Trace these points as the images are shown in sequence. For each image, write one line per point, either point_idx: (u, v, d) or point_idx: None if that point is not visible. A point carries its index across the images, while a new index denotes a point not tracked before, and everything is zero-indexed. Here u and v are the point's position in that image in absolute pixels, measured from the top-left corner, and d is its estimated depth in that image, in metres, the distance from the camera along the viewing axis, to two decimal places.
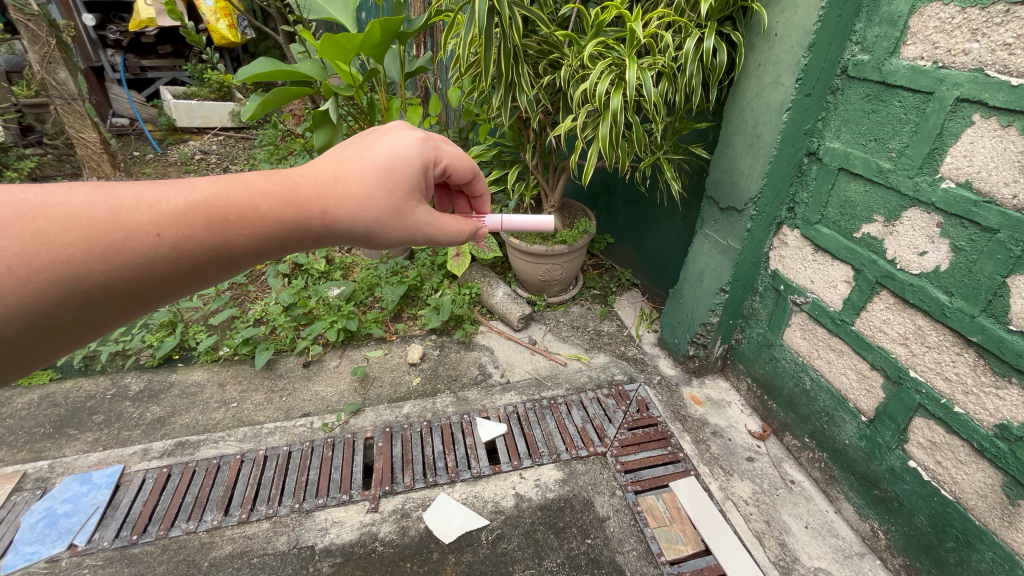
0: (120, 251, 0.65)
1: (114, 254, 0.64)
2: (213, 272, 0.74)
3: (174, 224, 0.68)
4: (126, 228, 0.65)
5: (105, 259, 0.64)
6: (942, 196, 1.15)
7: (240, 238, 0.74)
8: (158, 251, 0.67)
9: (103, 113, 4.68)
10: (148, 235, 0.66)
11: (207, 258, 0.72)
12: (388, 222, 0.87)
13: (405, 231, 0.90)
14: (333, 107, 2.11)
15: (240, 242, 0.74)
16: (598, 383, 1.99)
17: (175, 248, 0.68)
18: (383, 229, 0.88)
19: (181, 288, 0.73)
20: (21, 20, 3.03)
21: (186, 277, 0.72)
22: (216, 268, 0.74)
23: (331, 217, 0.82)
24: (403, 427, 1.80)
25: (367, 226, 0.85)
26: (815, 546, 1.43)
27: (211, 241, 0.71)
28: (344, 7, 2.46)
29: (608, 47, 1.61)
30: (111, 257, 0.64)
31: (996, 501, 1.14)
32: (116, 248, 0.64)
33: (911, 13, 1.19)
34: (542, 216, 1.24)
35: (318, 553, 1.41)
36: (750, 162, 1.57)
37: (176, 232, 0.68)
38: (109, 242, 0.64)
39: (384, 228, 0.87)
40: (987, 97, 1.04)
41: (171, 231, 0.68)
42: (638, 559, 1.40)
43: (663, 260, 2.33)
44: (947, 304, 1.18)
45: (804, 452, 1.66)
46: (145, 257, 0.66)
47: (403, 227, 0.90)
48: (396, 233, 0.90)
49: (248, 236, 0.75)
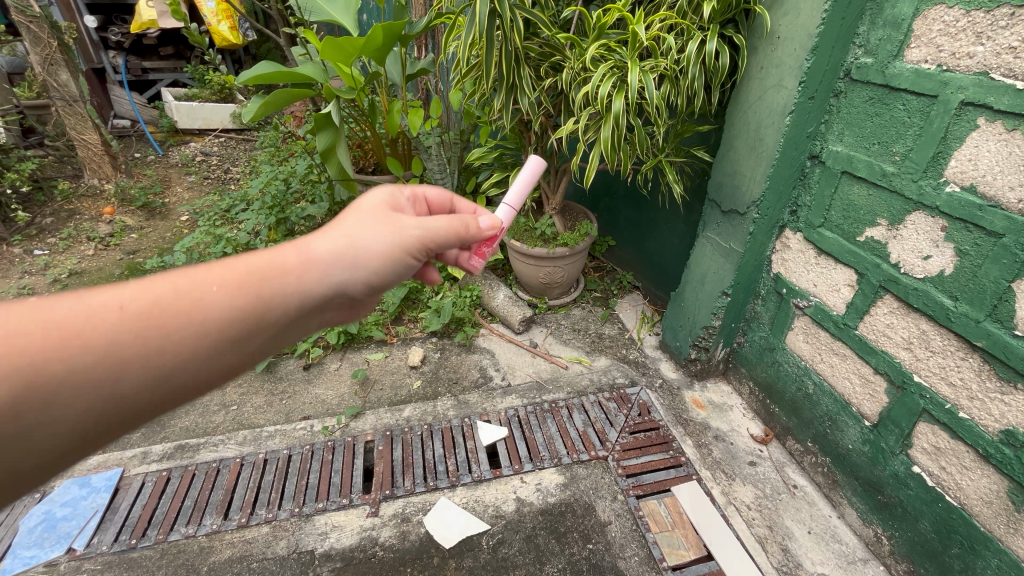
0: (83, 332, 0.60)
1: (76, 337, 0.59)
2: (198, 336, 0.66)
3: (137, 295, 0.65)
4: (87, 310, 0.62)
5: (66, 343, 0.58)
6: (947, 200, 1.15)
7: (213, 285, 0.69)
8: (126, 320, 0.63)
9: (104, 116, 4.69)
10: (111, 308, 0.63)
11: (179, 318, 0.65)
12: (368, 231, 0.83)
13: (391, 233, 0.84)
14: (335, 109, 2.11)
15: (215, 293, 0.69)
16: (600, 387, 1.98)
17: (143, 316, 0.64)
18: (366, 239, 0.82)
19: (169, 366, 0.65)
20: (24, 22, 3.07)
21: (168, 347, 0.64)
22: (199, 328, 0.67)
23: (306, 248, 0.77)
24: (403, 431, 1.79)
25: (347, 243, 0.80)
26: (818, 552, 1.42)
27: (182, 298, 0.67)
28: (345, 9, 2.47)
29: (610, 50, 1.60)
30: (73, 340, 0.59)
31: (1002, 507, 1.13)
32: (79, 331, 0.60)
33: (914, 16, 1.19)
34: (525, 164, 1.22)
35: (318, 558, 1.40)
36: (753, 165, 1.56)
37: (140, 298, 0.65)
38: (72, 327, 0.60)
39: (366, 236, 0.82)
40: (993, 100, 1.04)
41: (135, 302, 0.64)
42: (640, 564, 1.39)
43: (665, 263, 2.32)
44: (952, 308, 1.17)
45: (807, 457, 1.65)
46: (108, 332, 0.61)
47: (385, 229, 0.84)
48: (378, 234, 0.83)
49: (220, 280, 0.70)
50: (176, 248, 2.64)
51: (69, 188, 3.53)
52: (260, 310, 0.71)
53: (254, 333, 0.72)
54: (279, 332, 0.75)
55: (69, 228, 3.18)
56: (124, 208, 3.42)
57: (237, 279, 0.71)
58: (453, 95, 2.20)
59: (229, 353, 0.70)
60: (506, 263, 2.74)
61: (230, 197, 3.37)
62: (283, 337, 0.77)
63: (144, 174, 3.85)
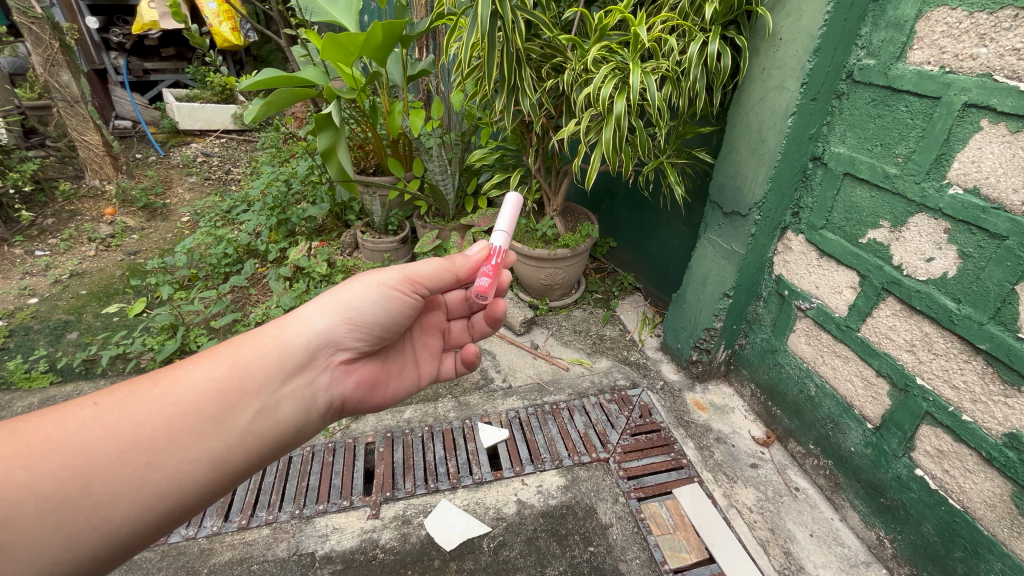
0: (59, 437, 0.70)
1: (53, 442, 0.70)
2: (176, 410, 0.78)
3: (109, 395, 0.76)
4: (64, 418, 0.72)
5: (42, 449, 0.68)
6: (950, 202, 1.14)
7: (190, 366, 0.84)
8: (101, 414, 0.74)
9: (105, 117, 4.69)
10: (86, 405, 0.74)
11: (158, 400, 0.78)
12: (338, 291, 0.98)
13: (360, 281, 1.00)
14: (336, 110, 2.11)
15: (177, 382, 0.80)
16: (601, 389, 1.97)
17: (113, 411, 0.75)
18: (335, 296, 0.98)
19: (153, 446, 0.74)
20: (25, 23, 3.08)
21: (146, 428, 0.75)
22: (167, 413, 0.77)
23: (281, 324, 0.93)
24: (404, 433, 1.78)
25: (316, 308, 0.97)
26: (821, 555, 1.42)
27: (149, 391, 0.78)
28: (348, 12, 2.47)
29: (612, 51, 1.60)
30: (49, 445, 0.69)
31: (1005, 511, 1.12)
32: (56, 436, 0.70)
33: (917, 18, 1.18)
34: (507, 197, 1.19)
35: (318, 560, 1.40)
36: (755, 167, 1.55)
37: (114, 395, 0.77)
38: (51, 433, 0.70)
39: (336, 292, 0.98)
40: (996, 102, 1.03)
41: (107, 399, 0.76)
42: (641, 567, 1.39)
43: (666, 264, 2.32)
44: (955, 311, 1.17)
45: (809, 459, 1.64)
46: (83, 428, 0.72)
47: (356, 280, 1.00)
48: (356, 283, 1.00)
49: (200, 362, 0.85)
50: (176, 249, 2.64)
51: (70, 189, 3.54)
52: (239, 375, 0.86)
53: (234, 400, 0.83)
54: (261, 400, 0.86)
55: (70, 228, 3.18)
56: (125, 209, 3.42)
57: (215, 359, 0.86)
58: (454, 96, 2.19)
59: (214, 425, 0.80)
60: None
61: (231, 198, 3.37)
62: (271, 401, 0.88)
63: (146, 175, 3.86)
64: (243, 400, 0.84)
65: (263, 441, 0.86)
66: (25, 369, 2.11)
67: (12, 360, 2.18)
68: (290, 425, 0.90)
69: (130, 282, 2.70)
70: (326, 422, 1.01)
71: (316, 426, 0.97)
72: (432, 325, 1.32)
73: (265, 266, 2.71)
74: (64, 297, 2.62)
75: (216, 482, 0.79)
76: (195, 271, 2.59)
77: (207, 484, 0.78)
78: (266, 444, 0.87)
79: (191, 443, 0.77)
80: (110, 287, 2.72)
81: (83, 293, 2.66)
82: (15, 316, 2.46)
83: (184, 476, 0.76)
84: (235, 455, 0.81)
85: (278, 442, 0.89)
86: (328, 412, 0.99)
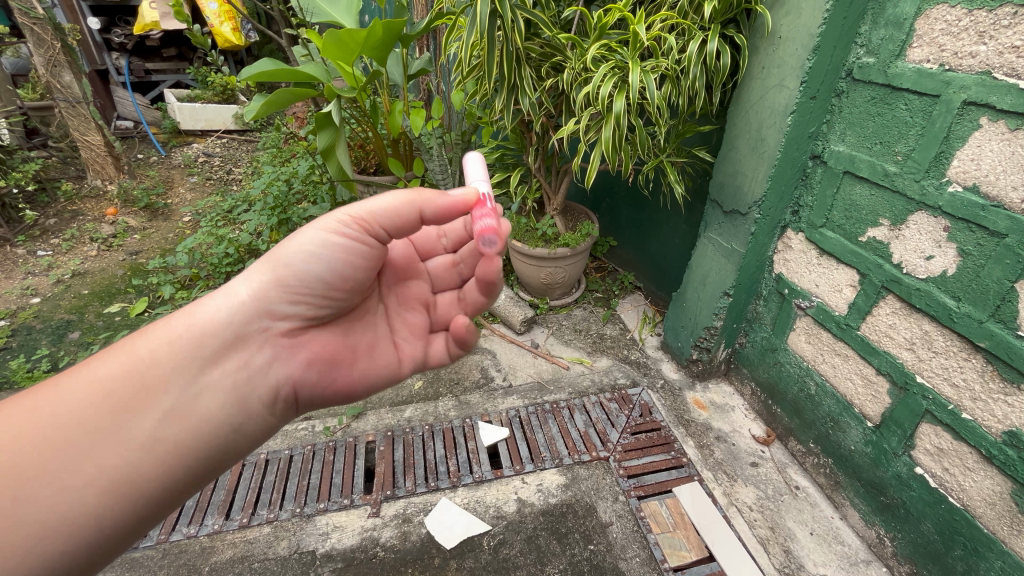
0: None
1: None
2: (56, 428, 0.69)
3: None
4: None
5: None
6: (950, 200, 1.14)
7: (78, 377, 0.74)
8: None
9: (106, 117, 4.62)
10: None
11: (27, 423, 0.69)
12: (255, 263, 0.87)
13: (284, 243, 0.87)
14: (336, 109, 2.11)
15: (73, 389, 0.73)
16: (601, 387, 1.98)
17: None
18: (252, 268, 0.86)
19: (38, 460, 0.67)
20: (27, 24, 3.09)
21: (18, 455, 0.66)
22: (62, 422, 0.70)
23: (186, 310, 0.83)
24: (404, 432, 1.79)
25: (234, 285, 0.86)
26: (821, 553, 1.42)
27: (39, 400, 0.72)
28: (348, 12, 2.47)
29: (612, 49, 1.59)
30: None
31: (1005, 509, 1.12)
32: None
33: (916, 16, 1.18)
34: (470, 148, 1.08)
35: (318, 558, 1.40)
36: (755, 166, 1.55)
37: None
38: None
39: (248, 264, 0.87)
40: (995, 100, 1.03)
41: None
42: (641, 565, 1.39)
43: (667, 263, 2.32)
44: (955, 309, 1.17)
45: (810, 458, 1.64)
46: None
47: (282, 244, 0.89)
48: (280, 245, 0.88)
49: (88, 371, 0.75)
50: (177, 249, 2.65)
51: (73, 190, 3.56)
52: (148, 369, 0.77)
53: (128, 402, 0.74)
54: (171, 399, 0.77)
55: (72, 229, 3.19)
56: (127, 209, 3.43)
57: (103, 364, 0.76)
58: (455, 95, 2.19)
59: (106, 437, 0.72)
60: (508, 263, 2.73)
61: (233, 198, 3.37)
62: (190, 391, 0.79)
63: (147, 175, 3.87)
64: (141, 406, 0.75)
65: (185, 438, 0.77)
66: (27, 368, 2.13)
67: (14, 360, 2.19)
68: (219, 420, 0.81)
69: (131, 282, 2.71)
70: (276, 416, 0.91)
71: (261, 422, 0.88)
72: (413, 296, 1.14)
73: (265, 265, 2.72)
74: (66, 297, 2.63)
75: (130, 487, 0.72)
76: (196, 271, 2.61)
77: (118, 494, 0.71)
78: (188, 448, 0.78)
79: (86, 457, 0.70)
80: (112, 286, 2.73)
81: (86, 292, 2.67)
82: (18, 316, 2.48)
83: (68, 502, 0.68)
84: (143, 464, 0.73)
85: (207, 443, 0.80)
86: (276, 404, 0.90)
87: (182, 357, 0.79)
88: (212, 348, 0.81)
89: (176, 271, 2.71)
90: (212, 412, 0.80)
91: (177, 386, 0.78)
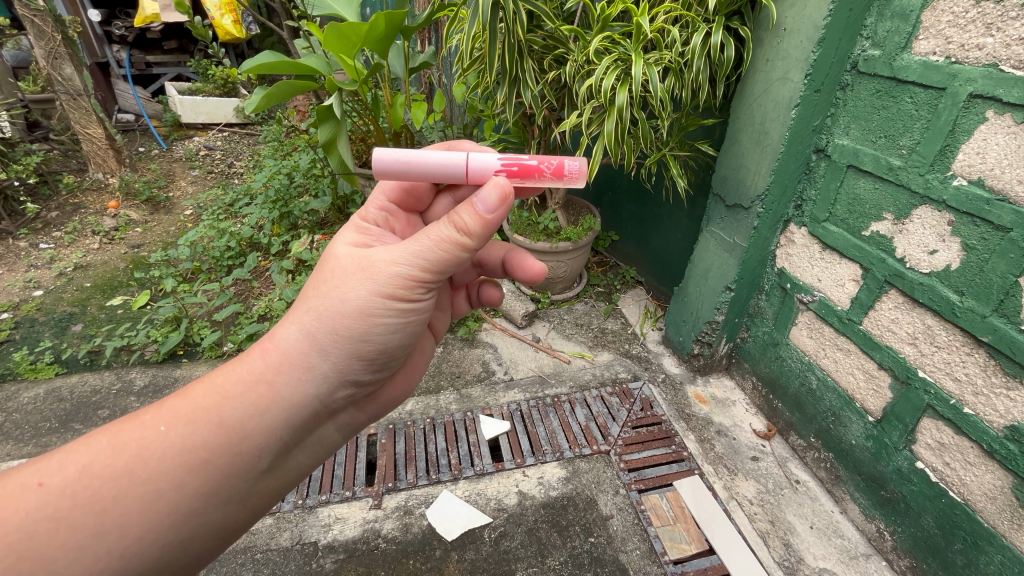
0: (92, 493, 0.66)
1: (88, 495, 0.66)
2: (162, 483, 0.69)
3: (123, 447, 0.69)
4: (82, 477, 0.66)
5: (88, 502, 0.65)
6: (955, 194, 1.13)
7: (161, 426, 0.71)
8: (48, 501, 0.64)
9: (107, 110, 4.64)
10: (29, 488, 0.65)
11: (125, 476, 0.67)
12: (330, 310, 0.79)
13: (352, 286, 0.79)
14: (337, 102, 2.08)
15: (195, 421, 0.72)
16: (602, 381, 1.98)
17: (137, 461, 0.69)
18: (328, 312, 0.79)
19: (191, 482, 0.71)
20: (28, 15, 3.08)
21: (123, 522, 0.66)
22: (197, 453, 0.71)
23: (262, 350, 0.78)
24: (406, 425, 1.79)
25: (310, 331, 0.79)
26: (820, 546, 1.43)
27: (157, 429, 0.71)
28: (349, 4, 2.45)
29: (615, 42, 1.58)
30: (88, 500, 0.65)
31: (1006, 503, 1.13)
32: (90, 492, 0.66)
33: (923, 7, 1.17)
34: (386, 155, 0.87)
35: (321, 550, 1.41)
36: (758, 160, 1.54)
37: (70, 469, 0.67)
38: (83, 491, 0.66)
39: (321, 309, 0.79)
40: (1002, 93, 1.02)
41: (128, 454, 0.69)
42: (641, 558, 1.39)
43: (668, 257, 2.32)
44: (958, 303, 1.17)
45: (810, 452, 1.65)
46: (109, 482, 0.67)
47: (354, 286, 0.80)
48: (354, 292, 0.79)
49: (168, 419, 0.72)
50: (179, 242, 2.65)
51: (74, 182, 3.57)
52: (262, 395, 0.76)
53: (227, 455, 0.73)
54: (265, 462, 0.77)
55: (74, 221, 3.20)
56: (128, 203, 3.44)
57: (187, 417, 0.72)
58: (456, 88, 2.15)
59: (212, 484, 0.72)
60: None
61: (234, 192, 3.38)
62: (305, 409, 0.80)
63: (148, 168, 3.86)
64: (240, 454, 0.74)
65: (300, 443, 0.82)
66: (30, 360, 2.14)
67: (17, 352, 2.20)
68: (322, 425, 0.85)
69: (133, 275, 2.71)
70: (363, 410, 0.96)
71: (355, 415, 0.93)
72: None
73: (269, 259, 2.73)
74: (68, 290, 2.64)
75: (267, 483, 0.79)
76: (198, 264, 2.62)
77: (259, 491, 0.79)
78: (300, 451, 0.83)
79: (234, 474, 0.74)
80: (115, 279, 2.73)
81: (88, 285, 2.68)
82: (21, 308, 2.49)
83: (176, 555, 0.71)
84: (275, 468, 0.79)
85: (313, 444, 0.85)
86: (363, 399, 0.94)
87: (273, 420, 0.77)
88: (300, 399, 0.79)
89: (178, 263, 2.71)
90: (301, 462, 0.85)
91: (272, 446, 0.78)
